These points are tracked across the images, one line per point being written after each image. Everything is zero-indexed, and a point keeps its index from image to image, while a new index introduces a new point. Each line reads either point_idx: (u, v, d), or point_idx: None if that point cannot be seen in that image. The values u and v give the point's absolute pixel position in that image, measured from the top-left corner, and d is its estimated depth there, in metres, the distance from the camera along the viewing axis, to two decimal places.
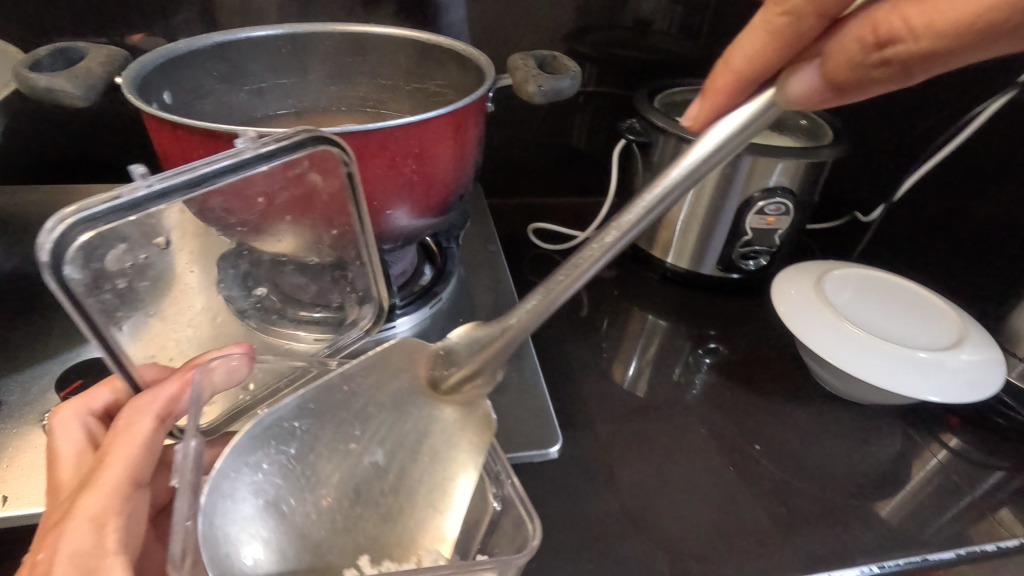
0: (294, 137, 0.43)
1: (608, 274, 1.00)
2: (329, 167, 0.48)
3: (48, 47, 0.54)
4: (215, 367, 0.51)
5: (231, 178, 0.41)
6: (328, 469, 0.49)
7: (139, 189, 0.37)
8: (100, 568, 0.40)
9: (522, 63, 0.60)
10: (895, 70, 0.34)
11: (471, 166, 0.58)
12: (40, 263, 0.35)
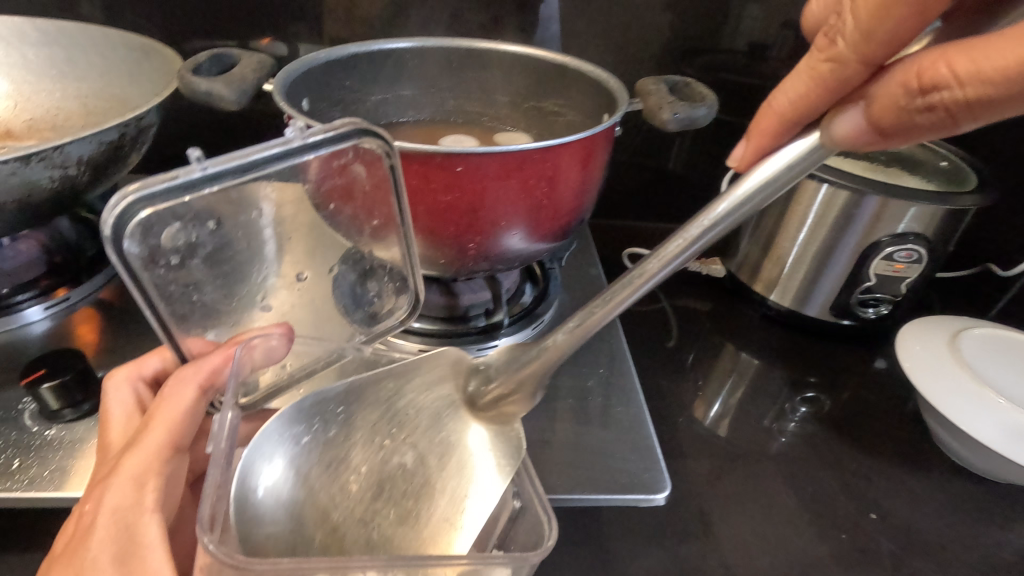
0: (342, 127, 0.40)
1: (703, 306, 0.95)
2: (375, 159, 0.43)
3: (205, 51, 0.56)
4: (255, 345, 0.46)
5: (279, 165, 0.38)
6: (362, 455, 0.46)
7: (194, 172, 0.35)
8: (137, 526, 0.38)
9: (655, 88, 0.58)
10: (939, 116, 0.33)
11: (592, 193, 0.56)
12: (103, 236, 0.35)
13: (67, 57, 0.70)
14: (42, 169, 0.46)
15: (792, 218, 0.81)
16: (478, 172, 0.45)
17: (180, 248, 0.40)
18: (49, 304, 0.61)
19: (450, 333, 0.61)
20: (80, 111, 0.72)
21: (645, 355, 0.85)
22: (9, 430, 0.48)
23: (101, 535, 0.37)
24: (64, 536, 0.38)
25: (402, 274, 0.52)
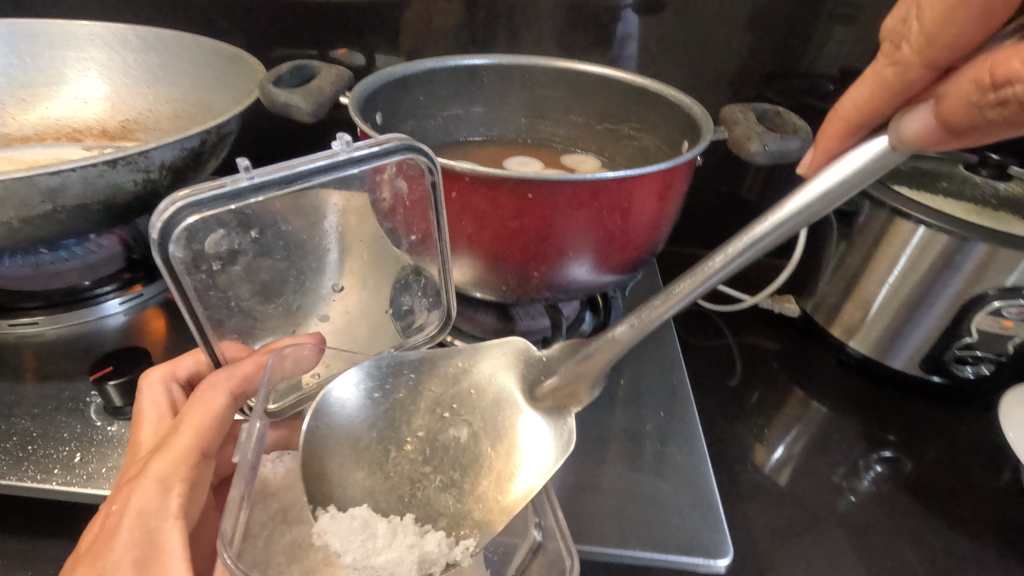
0: (388, 142, 0.40)
1: (772, 345, 0.89)
2: (417, 175, 0.43)
3: (287, 63, 0.57)
4: (287, 353, 0.48)
5: (322, 178, 0.39)
6: (426, 418, 0.51)
7: (242, 181, 0.36)
8: (160, 531, 0.37)
9: (742, 117, 0.54)
10: (1014, 113, 0.27)
11: (667, 225, 0.53)
12: (151, 239, 0.36)
13: (164, 62, 0.73)
14: (127, 172, 0.48)
15: (880, 259, 0.74)
16: (549, 200, 0.43)
17: (222, 254, 0.43)
18: (127, 298, 0.63)
19: None
20: (169, 114, 0.75)
21: (706, 393, 0.80)
22: (74, 422, 0.49)
23: (123, 538, 0.36)
24: (88, 538, 0.38)
25: (435, 289, 0.54)
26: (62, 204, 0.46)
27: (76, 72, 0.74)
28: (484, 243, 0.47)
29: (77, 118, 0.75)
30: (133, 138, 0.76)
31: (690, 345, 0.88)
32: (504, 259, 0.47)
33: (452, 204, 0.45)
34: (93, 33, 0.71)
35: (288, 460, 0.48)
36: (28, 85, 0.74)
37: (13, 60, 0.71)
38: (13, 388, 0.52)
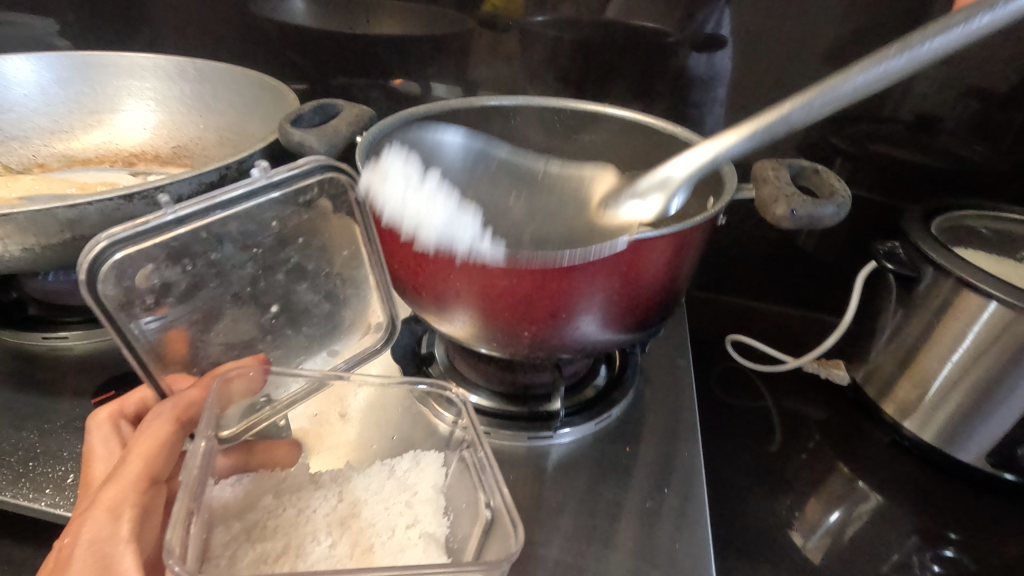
0: (297, 168, 0.52)
1: (817, 414, 0.81)
2: (339, 192, 0.56)
3: (312, 102, 0.59)
4: (232, 376, 0.51)
5: (245, 203, 0.50)
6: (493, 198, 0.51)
7: (166, 216, 0.46)
8: (113, 557, 0.37)
9: (773, 174, 0.50)
10: None
11: (681, 284, 0.50)
12: (81, 277, 0.44)
13: (217, 93, 0.77)
14: (143, 206, 0.50)
15: (942, 329, 0.67)
16: (536, 260, 0.42)
17: (156, 287, 0.48)
18: None
19: (509, 414, 0.58)
20: (216, 142, 0.78)
21: (737, 462, 0.74)
22: (76, 441, 0.51)
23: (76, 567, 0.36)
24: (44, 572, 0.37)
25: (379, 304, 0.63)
26: (74, 235, 0.49)
27: (136, 101, 0.78)
28: (488, 302, 0.45)
29: (134, 144, 0.79)
30: (181, 164, 0.79)
31: (724, 404, 0.82)
32: (499, 320, 0.46)
33: (439, 258, 0.45)
34: (157, 65, 0.77)
35: (244, 483, 0.48)
36: (94, 111, 0.78)
37: (83, 88, 0.77)
38: (34, 401, 0.55)
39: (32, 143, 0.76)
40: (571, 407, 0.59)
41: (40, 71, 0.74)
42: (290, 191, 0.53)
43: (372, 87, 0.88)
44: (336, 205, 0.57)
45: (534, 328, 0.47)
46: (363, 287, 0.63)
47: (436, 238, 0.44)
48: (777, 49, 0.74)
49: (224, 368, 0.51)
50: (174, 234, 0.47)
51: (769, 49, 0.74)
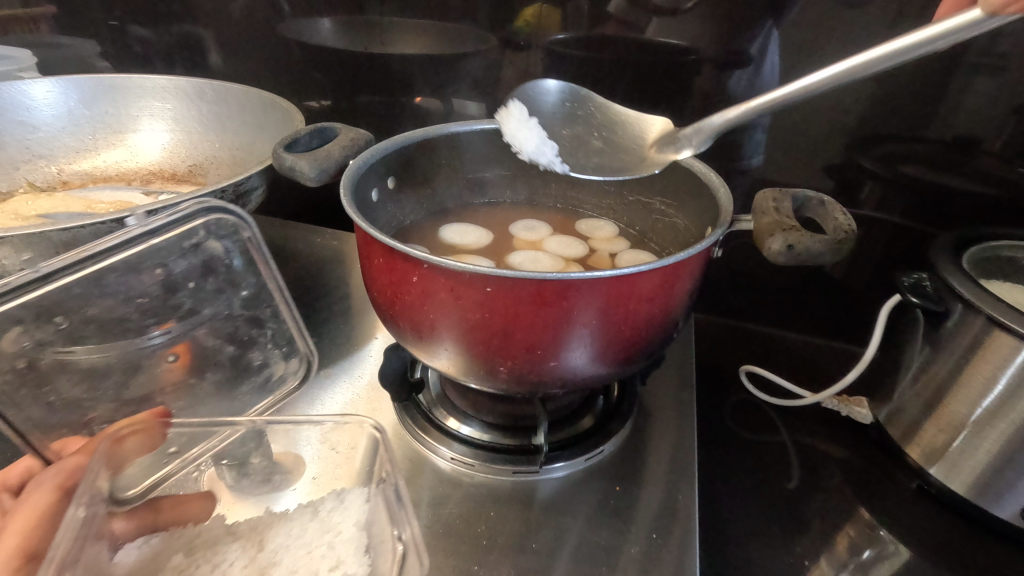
0: (179, 210, 0.50)
1: (838, 454, 0.76)
2: (231, 233, 0.55)
3: (311, 125, 0.59)
4: (123, 436, 0.48)
5: (124, 251, 0.49)
6: (584, 131, 0.61)
7: (32, 273, 0.44)
8: None
9: (773, 206, 0.47)
10: None
11: (676, 315, 0.47)
12: None
13: (233, 113, 0.79)
14: (137, 228, 0.52)
15: (975, 369, 0.62)
16: (510, 295, 0.39)
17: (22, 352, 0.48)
18: None
19: (494, 448, 0.56)
20: (230, 161, 0.80)
21: (745, 502, 0.69)
22: None
23: None
24: None
25: (289, 336, 0.62)
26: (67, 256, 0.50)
27: (159, 121, 0.81)
28: (469, 335, 0.42)
29: (154, 162, 0.81)
30: (197, 181, 0.81)
31: (736, 439, 0.77)
32: (479, 355, 0.43)
33: (413, 288, 0.42)
34: (179, 86, 0.80)
35: (153, 543, 0.45)
36: (116, 130, 0.81)
37: (110, 108, 0.80)
38: None
39: (57, 160, 0.79)
40: (562, 442, 0.57)
41: (70, 93, 0.78)
42: (171, 236, 0.51)
43: (394, 106, 0.89)
44: (224, 242, 0.55)
45: (518, 365, 0.43)
46: (270, 327, 0.61)
47: (411, 268, 0.41)
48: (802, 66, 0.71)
49: (115, 427, 0.48)
50: (45, 291, 0.46)
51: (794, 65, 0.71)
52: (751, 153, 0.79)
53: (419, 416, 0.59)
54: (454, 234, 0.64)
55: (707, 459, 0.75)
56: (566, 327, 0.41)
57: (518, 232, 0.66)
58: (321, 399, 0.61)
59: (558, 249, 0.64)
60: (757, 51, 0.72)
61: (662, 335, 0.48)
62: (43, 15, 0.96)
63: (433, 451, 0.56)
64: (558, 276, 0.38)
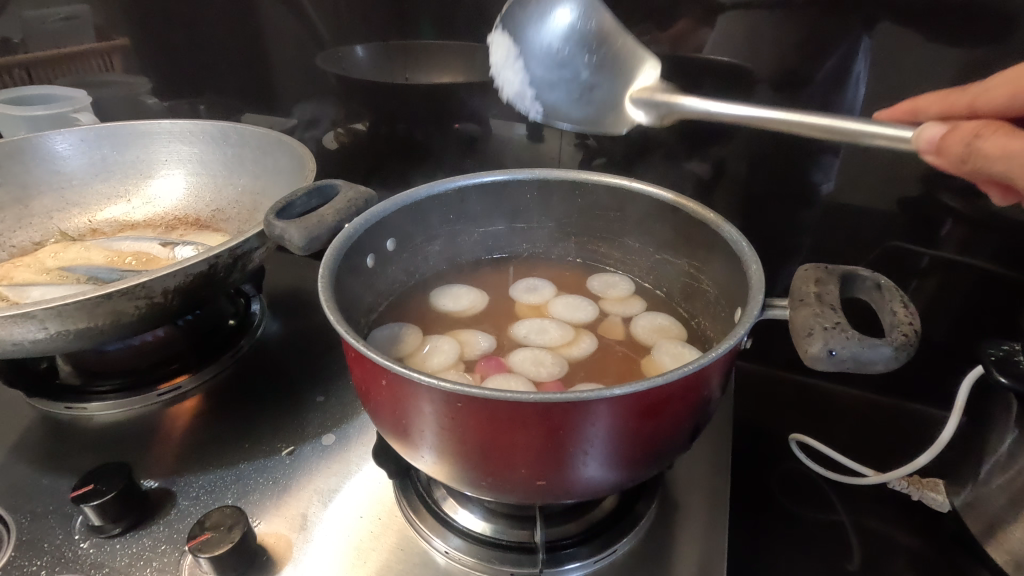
0: None
1: (905, 545, 0.65)
2: None
3: (311, 183, 0.57)
4: None
5: None
6: (579, 58, 0.57)
7: None
8: None
9: (816, 292, 0.39)
10: (959, 160, 0.39)
11: (698, 422, 0.40)
12: None
13: (256, 157, 0.78)
14: (125, 301, 0.50)
15: None
16: (483, 413, 0.34)
17: None
18: (163, 391, 0.65)
19: (495, 542, 0.51)
20: (250, 204, 0.79)
21: None
22: (59, 531, 0.52)
23: None
24: None
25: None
26: (55, 331, 0.49)
27: (185, 166, 0.81)
28: (450, 448, 0.38)
29: (179, 207, 0.82)
30: (219, 227, 0.81)
31: (784, 518, 0.68)
32: (457, 466, 0.39)
33: (384, 391, 0.38)
34: (205, 131, 0.80)
35: None
36: (145, 175, 0.82)
37: (139, 153, 0.81)
38: (39, 474, 0.57)
39: (90, 208, 0.81)
40: (571, 536, 0.51)
41: (101, 141, 0.79)
42: None
43: (429, 131, 0.85)
44: None
45: (508, 481, 0.39)
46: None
47: (383, 374, 0.37)
48: (879, 84, 0.62)
49: None
50: None
51: (872, 80, 0.62)
52: (819, 174, 0.69)
53: (416, 499, 0.54)
54: (454, 293, 0.65)
55: (747, 540, 0.66)
56: (551, 447, 0.36)
57: (519, 291, 0.66)
58: (320, 472, 0.58)
59: (564, 312, 0.64)
60: (822, 68, 0.64)
61: (678, 446, 0.41)
62: (115, 48, 0.95)
63: (428, 541, 0.52)
64: (544, 399, 0.33)
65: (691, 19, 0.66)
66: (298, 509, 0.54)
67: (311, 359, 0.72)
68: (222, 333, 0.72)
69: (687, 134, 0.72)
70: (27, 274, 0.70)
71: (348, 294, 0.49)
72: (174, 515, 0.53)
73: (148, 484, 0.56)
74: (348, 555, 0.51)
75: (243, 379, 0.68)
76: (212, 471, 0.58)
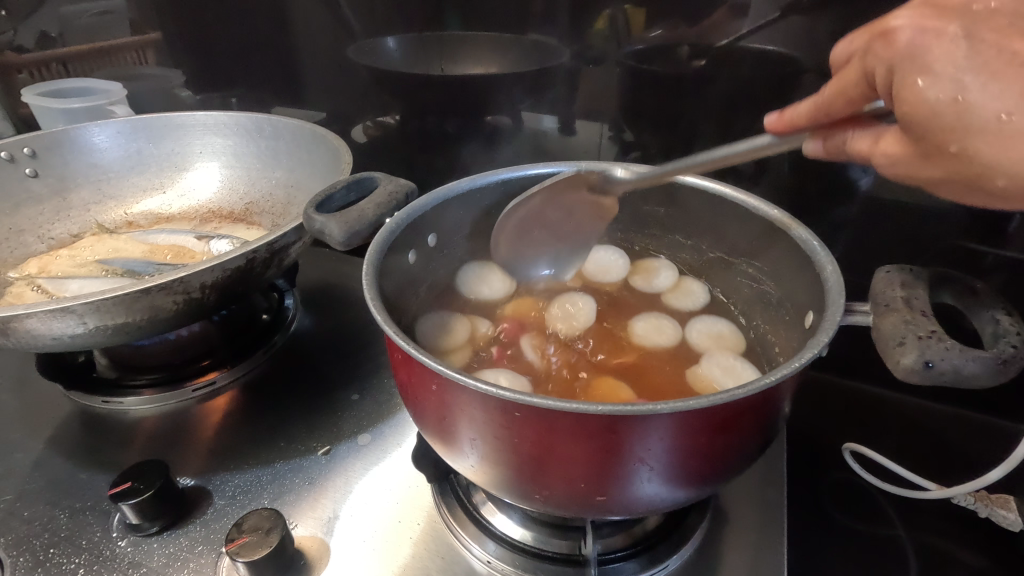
0: None
1: (969, 565, 0.61)
2: None
3: (349, 175, 0.55)
4: None
5: None
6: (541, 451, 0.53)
7: None
8: None
9: (902, 297, 0.36)
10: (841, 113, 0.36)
11: (767, 435, 0.37)
12: None
13: (290, 150, 0.77)
14: (162, 296, 0.49)
15: None
16: (542, 423, 0.32)
17: None
18: (197, 386, 0.64)
19: (538, 552, 0.48)
20: (284, 197, 0.77)
21: None
22: (96, 527, 0.51)
23: None
24: None
25: (36, 556, 0.49)
26: (93, 325, 0.48)
27: (219, 158, 0.81)
28: (500, 458, 0.36)
29: (213, 200, 0.81)
30: (252, 220, 0.79)
31: (837, 532, 0.65)
32: (508, 477, 0.37)
33: (432, 396, 0.36)
34: (238, 123, 0.79)
35: None
36: (180, 168, 0.81)
37: (174, 146, 0.81)
38: (75, 471, 0.57)
39: (126, 201, 0.80)
40: (620, 549, 0.48)
41: (137, 133, 0.79)
42: None
43: (459, 124, 0.82)
44: None
45: (562, 491, 0.36)
46: (26, 545, 0.50)
47: (432, 376, 0.35)
48: None
49: None
50: None
51: None
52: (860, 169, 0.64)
53: (456, 503, 0.52)
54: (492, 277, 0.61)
55: (797, 556, 0.63)
56: (613, 461, 0.33)
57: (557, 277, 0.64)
58: (355, 472, 0.56)
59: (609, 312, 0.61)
60: None
61: (747, 460, 0.38)
62: (149, 42, 0.94)
63: (467, 548, 0.50)
64: (613, 410, 0.30)
65: (729, 9, 0.62)
66: (334, 511, 0.53)
67: (343, 356, 0.70)
68: (256, 329, 0.71)
69: (733, 126, 0.68)
70: (65, 266, 0.70)
71: (389, 290, 0.47)
72: (209, 515, 0.52)
73: (184, 482, 0.55)
74: (385, 561, 0.49)
75: (278, 376, 0.67)
76: (248, 470, 0.56)
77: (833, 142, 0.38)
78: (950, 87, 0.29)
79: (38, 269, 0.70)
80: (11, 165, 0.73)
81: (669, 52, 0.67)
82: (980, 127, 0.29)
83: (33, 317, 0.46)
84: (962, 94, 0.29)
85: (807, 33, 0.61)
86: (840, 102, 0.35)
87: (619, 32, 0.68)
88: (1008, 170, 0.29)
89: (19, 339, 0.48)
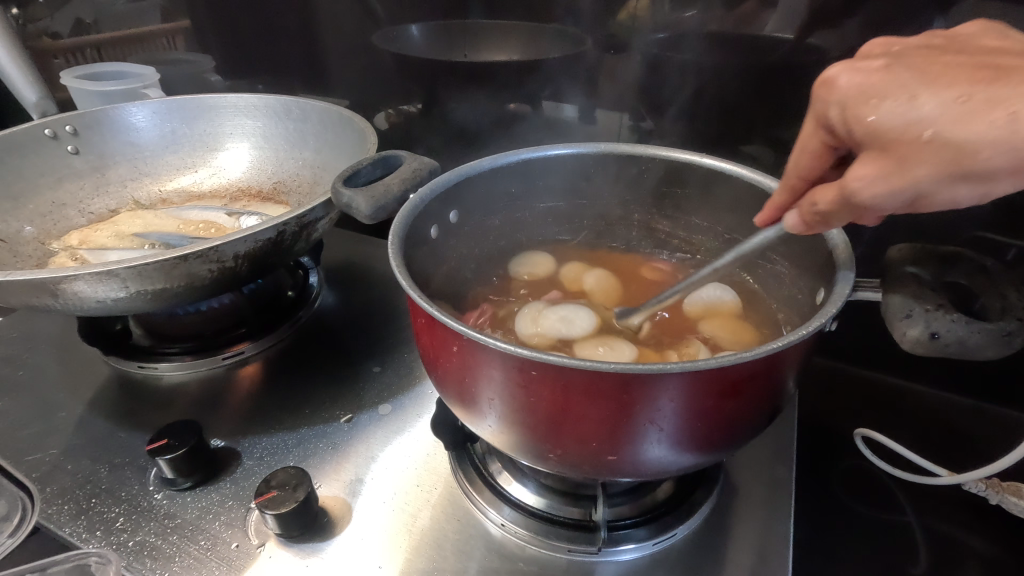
0: None
1: (979, 552, 0.62)
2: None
3: (375, 154, 0.57)
4: None
5: None
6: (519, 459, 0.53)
7: None
8: None
9: (910, 275, 0.37)
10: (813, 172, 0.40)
11: (777, 402, 0.39)
12: None
13: (317, 132, 0.79)
14: (199, 264, 0.52)
15: None
16: (558, 382, 0.34)
17: None
18: (228, 354, 0.67)
19: (551, 517, 0.50)
20: (310, 178, 0.80)
21: None
22: (134, 481, 0.55)
23: None
24: None
25: (82, 503, 0.53)
26: (134, 290, 0.51)
27: (248, 139, 0.83)
28: (518, 418, 0.37)
29: (242, 179, 0.84)
30: (279, 200, 0.82)
31: (848, 518, 0.65)
32: (525, 437, 0.39)
33: (453, 357, 0.38)
34: (268, 105, 0.82)
35: None
36: (212, 149, 0.84)
37: (207, 127, 0.84)
38: (113, 430, 0.60)
39: (159, 179, 0.83)
40: (630, 517, 0.50)
41: (171, 113, 0.82)
42: None
43: (480, 112, 0.84)
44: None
45: (576, 451, 0.38)
46: (72, 493, 0.54)
47: (454, 337, 0.37)
48: None
49: None
50: None
51: None
52: None
53: (472, 470, 0.54)
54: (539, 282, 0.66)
55: (806, 537, 0.64)
56: (625, 420, 0.35)
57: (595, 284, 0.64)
58: (376, 439, 0.59)
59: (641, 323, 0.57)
60: None
61: (755, 428, 0.39)
62: (179, 29, 0.97)
63: (482, 513, 0.52)
64: (628, 368, 0.32)
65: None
66: (355, 474, 0.55)
67: (365, 331, 0.73)
68: (282, 304, 0.74)
69: (753, 115, 0.69)
70: (105, 238, 0.73)
71: (414, 262, 0.49)
72: (239, 473, 0.55)
73: (215, 443, 0.58)
74: (404, 522, 0.51)
75: (303, 348, 0.70)
76: (274, 434, 0.59)
77: (805, 209, 0.38)
78: (903, 100, 0.32)
79: (79, 241, 0.73)
80: (54, 142, 0.76)
81: (691, 41, 0.68)
82: (929, 118, 0.32)
83: (81, 279, 0.49)
84: (914, 98, 0.32)
85: (830, 23, 0.61)
86: (807, 157, 0.40)
87: (642, 22, 0.69)
88: (988, 140, 0.30)
89: (66, 301, 0.51)
